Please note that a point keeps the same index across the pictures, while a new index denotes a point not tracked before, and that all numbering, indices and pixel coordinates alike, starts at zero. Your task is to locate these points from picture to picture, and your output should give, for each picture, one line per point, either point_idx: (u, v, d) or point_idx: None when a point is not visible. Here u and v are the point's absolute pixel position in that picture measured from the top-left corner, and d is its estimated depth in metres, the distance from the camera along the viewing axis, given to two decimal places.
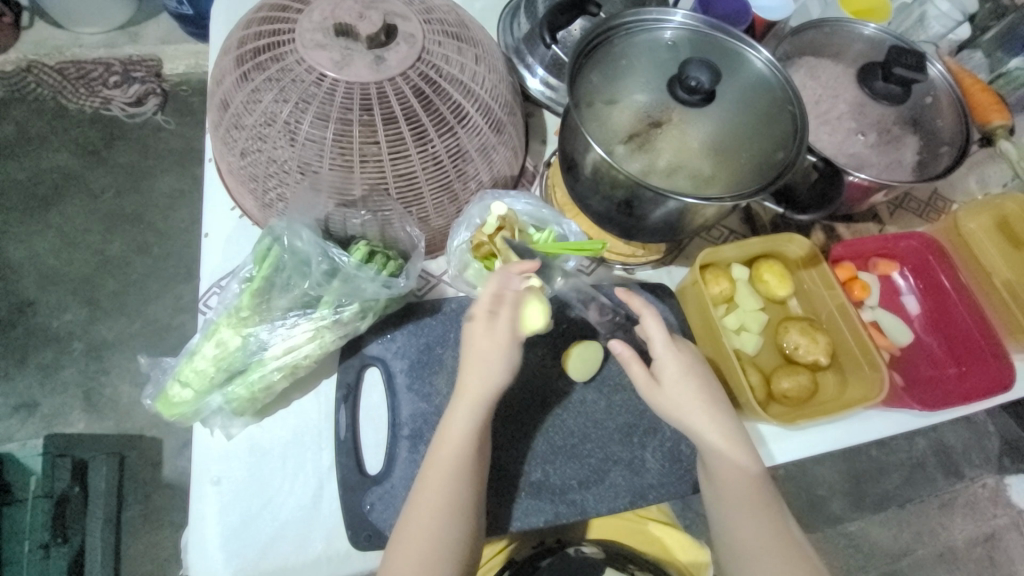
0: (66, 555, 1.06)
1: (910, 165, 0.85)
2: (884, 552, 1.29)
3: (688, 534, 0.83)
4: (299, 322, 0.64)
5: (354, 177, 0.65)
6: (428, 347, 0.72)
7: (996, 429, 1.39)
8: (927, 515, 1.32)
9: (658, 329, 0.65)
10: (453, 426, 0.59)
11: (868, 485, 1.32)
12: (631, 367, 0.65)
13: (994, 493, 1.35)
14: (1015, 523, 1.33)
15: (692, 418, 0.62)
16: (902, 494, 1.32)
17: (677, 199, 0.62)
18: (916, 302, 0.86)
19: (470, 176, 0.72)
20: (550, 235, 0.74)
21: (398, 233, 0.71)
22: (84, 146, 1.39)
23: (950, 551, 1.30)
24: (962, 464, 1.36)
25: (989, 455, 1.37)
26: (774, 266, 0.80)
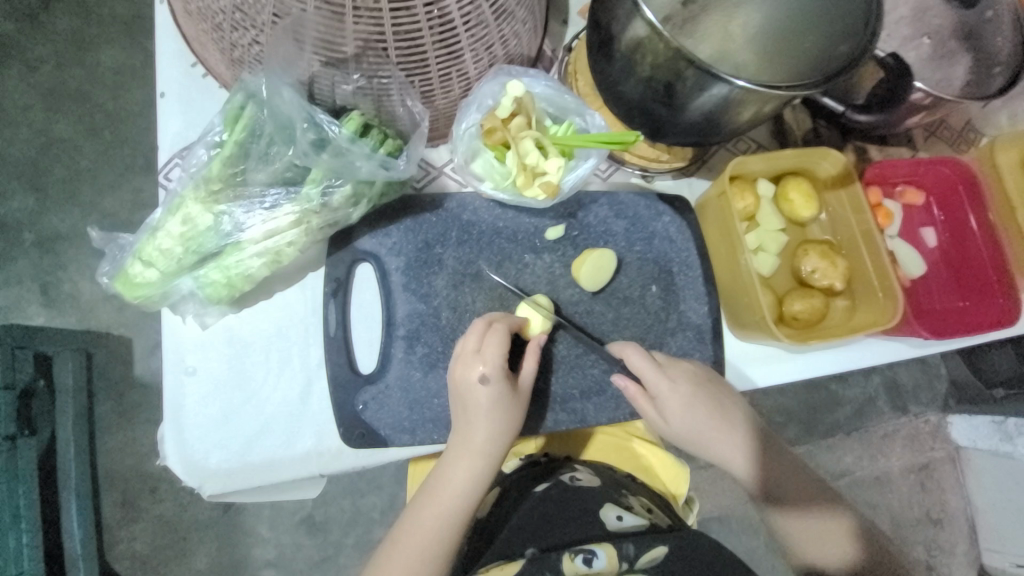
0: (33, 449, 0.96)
1: (961, 85, 0.77)
2: (824, 471, 1.32)
3: (673, 455, 0.85)
4: (280, 203, 0.56)
5: (344, 30, 0.52)
6: (427, 246, 0.65)
7: (947, 371, 1.36)
8: (870, 441, 1.34)
9: (644, 362, 0.65)
10: (453, 480, 0.59)
11: (821, 414, 1.33)
12: (637, 402, 0.66)
13: (935, 429, 1.36)
14: (949, 457, 1.37)
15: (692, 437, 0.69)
16: (850, 423, 1.34)
17: (727, 82, 0.53)
18: (934, 234, 0.83)
19: (485, 46, 0.60)
20: (570, 127, 0.65)
21: (396, 108, 0.61)
22: (19, 9, 1.17)
23: (884, 474, 1.34)
24: (909, 400, 1.36)
25: (935, 394, 1.36)
26: (802, 185, 0.75)
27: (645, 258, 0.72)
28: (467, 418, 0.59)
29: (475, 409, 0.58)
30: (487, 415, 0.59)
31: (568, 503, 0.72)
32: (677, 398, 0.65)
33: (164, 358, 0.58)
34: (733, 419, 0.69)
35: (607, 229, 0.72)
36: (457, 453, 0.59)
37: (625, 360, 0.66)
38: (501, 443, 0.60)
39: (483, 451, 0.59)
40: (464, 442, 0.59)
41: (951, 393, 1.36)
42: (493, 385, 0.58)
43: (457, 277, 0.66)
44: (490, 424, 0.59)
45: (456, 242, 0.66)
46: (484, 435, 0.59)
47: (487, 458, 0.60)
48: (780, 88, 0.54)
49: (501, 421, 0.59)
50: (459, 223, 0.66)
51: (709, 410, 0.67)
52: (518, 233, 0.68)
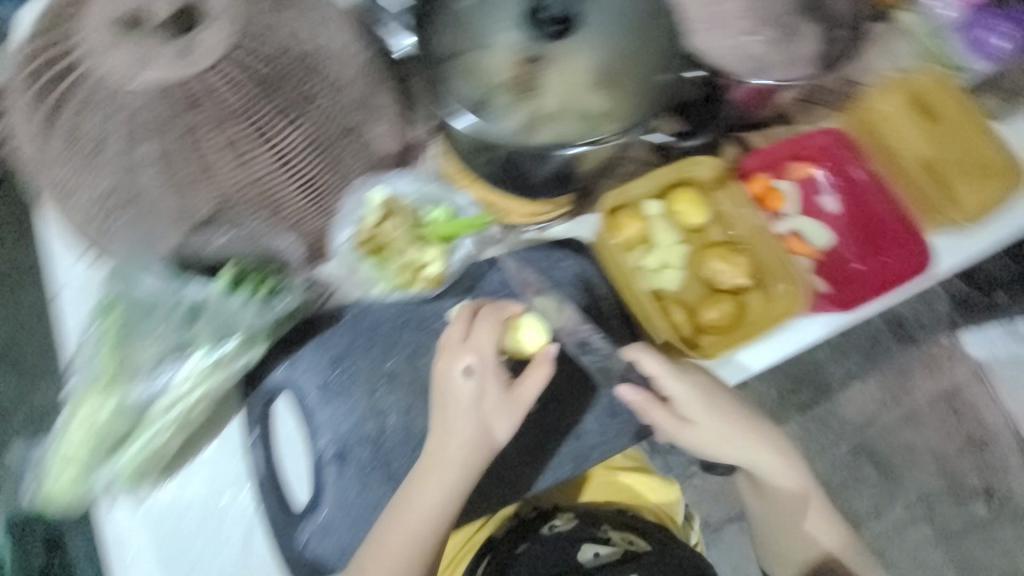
0: None
1: (809, 57, 0.77)
2: (850, 425, 1.35)
3: (659, 476, 0.87)
4: (173, 373, 0.59)
5: (196, 194, 0.56)
6: (337, 360, 0.67)
7: (942, 288, 1.36)
8: (888, 380, 1.36)
9: (659, 365, 0.69)
10: (432, 480, 0.59)
11: (830, 367, 1.36)
12: (650, 410, 0.71)
13: (950, 351, 1.36)
14: (973, 376, 1.35)
15: (701, 437, 0.74)
16: (863, 370, 1.36)
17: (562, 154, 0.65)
18: (835, 201, 0.83)
19: (342, 164, 0.64)
20: (442, 214, 0.69)
21: (271, 245, 0.62)
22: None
23: (916, 412, 1.35)
24: (916, 330, 1.36)
25: (941, 317, 1.36)
26: (688, 195, 0.77)
27: (553, 310, 0.73)
28: (458, 417, 0.60)
29: (458, 400, 0.60)
30: (457, 413, 0.60)
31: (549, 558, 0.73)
32: (706, 407, 0.72)
33: (108, 550, 0.60)
34: (719, 398, 0.73)
35: (510, 290, 0.74)
36: (444, 457, 0.60)
37: (640, 365, 0.69)
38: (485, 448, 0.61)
39: (462, 462, 0.60)
40: (451, 443, 0.60)
41: (956, 310, 1.36)
42: (485, 378, 0.61)
43: (373, 381, 0.67)
44: (470, 422, 0.60)
45: (364, 348, 0.68)
46: (460, 438, 0.60)
47: (472, 465, 0.60)
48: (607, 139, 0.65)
49: (481, 424, 0.60)
50: (362, 330, 0.68)
51: (726, 429, 0.74)
52: (421, 320, 0.70)
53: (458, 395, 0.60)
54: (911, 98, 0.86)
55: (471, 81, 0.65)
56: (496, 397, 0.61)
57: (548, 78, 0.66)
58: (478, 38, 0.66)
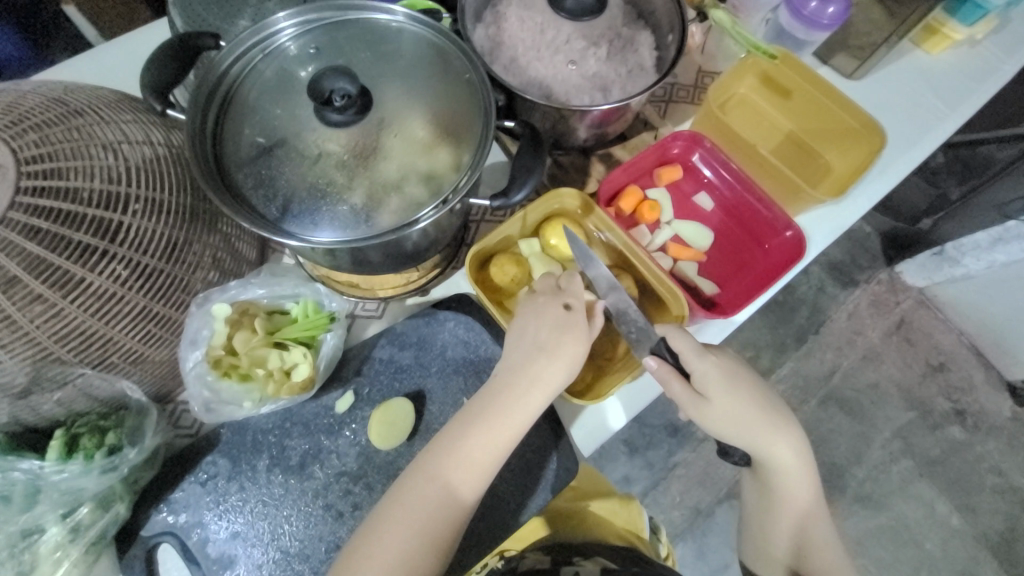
0: None
1: (650, 66, 0.78)
2: (815, 379, 1.40)
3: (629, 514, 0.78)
4: (29, 556, 0.55)
5: (3, 367, 0.52)
6: (217, 492, 0.62)
7: (872, 228, 1.49)
8: (839, 328, 1.43)
9: (688, 345, 0.66)
10: (454, 469, 0.58)
11: (785, 326, 1.42)
12: (671, 383, 0.66)
13: (891, 284, 1.46)
14: (919, 303, 1.45)
15: (735, 422, 0.67)
16: (815, 323, 1.43)
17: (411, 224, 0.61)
18: (707, 199, 0.84)
19: (174, 289, 0.60)
20: (298, 314, 0.65)
21: (112, 392, 0.58)
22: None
23: (871, 351, 1.43)
24: (853, 271, 1.46)
25: (874, 254, 1.47)
26: (559, 228, 0.76)
27: (446, 375, 0.71)
28: (513, 380, 0.62)
29: (561, 328, 0.64)
30: (532, 365, 0.62)
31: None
32: (722, 389, 0.67)
33: None
34: (735, 375, 0.68)
35: (396, 367, 0.71)
36: (472, 444, 0.59)
37: (670, 342, 0.66)
38: (513, 435, 0.61)
39: (488, 453, 0.59)
40: (485, 425, 0.60)
41: (888, 245, 1.47)
42: (558, 325, 0.64)
43: (262, 504, 0.63)
44: (549, 370, 0.62)
45: (246, 470, 0.63)
46: (551, 375, 0.62)
47: (498, 453, 0.60)
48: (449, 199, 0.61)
49: (539, 387, 0.62)
50: (242, 450, 0.64)
51: (766, 417, 0.68)
52: (302, 423, 0.66)
53: (556, 319, 0.64)
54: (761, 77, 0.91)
55: (300, 169, 0.60)
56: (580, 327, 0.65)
57: (388, 147, 0.62)
58: (293, 125, 0.61)
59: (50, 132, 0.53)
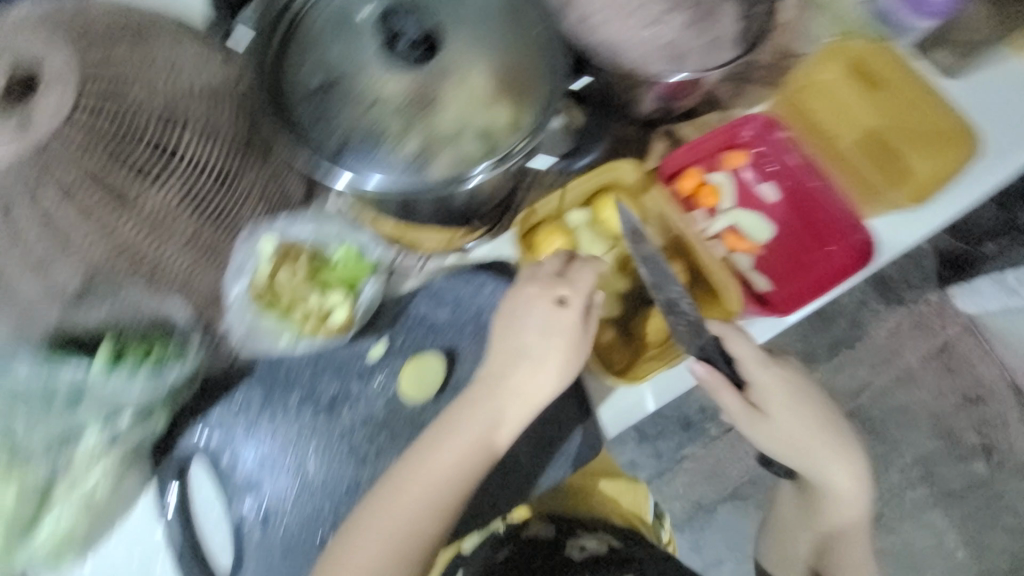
0: None
1: (731, 40, 0.71)
2: (841, 393, 1.34)
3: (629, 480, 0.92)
4: (73, 454, 0.56)
5: (60, 272, 0.53)
6: (252, 419, 0.64)
7: (930, 245, 1.36)
8: (877, 345, 1.35)
9: (747, 351, 0.66)
10: (429, 475, 0.59)
11: (817, 337, 1.36)
12: (722, 395, 0.68)
13: (941, 308, 1.35)
14: (967, 331, 1.34)
15: (796, 436, 0.69)
16: (851, 335, 1.36)
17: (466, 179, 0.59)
18: (772, 189, 0.79)
19: (227, 215, 0.61)
20: (345, 254, 0.65)
21: (161, 309, 0.59)
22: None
23: (907, 373, 1.35)
24: (902, 290, 1.36)
25: (928, 273, 1.35)
26: (611, 202, 0.74)
27: (479, 337, 0.70)
28: (489, 399, 0.62)
29: (552, 330, 0.63)
30: (511, 376, 0.63)
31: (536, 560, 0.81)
32: (784, 405, 0.68)
33: None
34: (802, 394, 0.70)
35: (428, 323, 0.70)
36: (449, 450, 0.60)
37: (728, 347, 0.66)
38: (489, 445, 0.61)
39: (462, 461, 0.60)
40: (457, 437, 0.60)
41: (943, 266, 1.36)
42: (540, 348, 0.63)
43: (290, 436, 0.64)
44: (524, 378, 0.63)
45: (280, 402, 0.65)
46: (539, 379, 0.62)
47: (473, 460, 0.60)
48: (512, 154, 0.58)
49: (526, 389, 0.63)
50: (276, 383, 0.65)
51: (820, 435, 0.70)
52: (332, 364, 0.67)
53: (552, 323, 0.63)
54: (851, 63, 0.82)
55: (355, 109, 0.59)
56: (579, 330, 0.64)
57: (448, 94, 0.60)
58: (355, 63, 0.59)
59: (113, 49, 0.54)
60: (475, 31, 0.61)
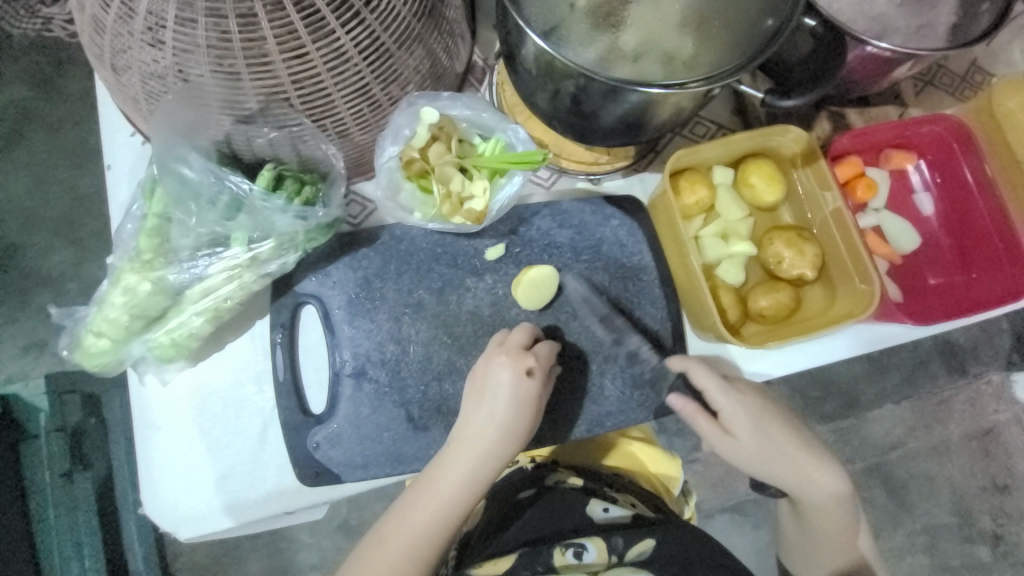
0: (90, 481, 1.05)
1: (945, 29, 0.63)
2: (872, 445, 1.21)
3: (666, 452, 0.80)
4: (211, 263, 0.58)
5: (243, 87, 0.54)
6: (366, 282, 0.66)
7: (1010, 324, 1.22)
8: (922, 411, 1.21)
9: (711, 380, 0.63)
10: (434, 495, 0.58)
11: (863, 385, 1.20)
12: (698, 420, 0.64)
13: (998, 390, 1.22)
14: (1018, 419, 1.23)
15: (750, 459, 0.65)
16: (899, 391, 1.21)
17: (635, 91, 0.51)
18: (929, 202, 0.76)
19: (396, 79, 0.60)
20: (496, 145, 0.64)
21: (315, 151, 0.61)
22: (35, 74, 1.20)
23: (944, 444, 1.22)
24: (967, 361, 1.22)
25: (998, 351, 1.22)
26: (763, 166, 0.69)
27: (592, 266, 0.70)
28: (493, 407, 0.59)
29: (513, 394, 0.59)
30: (515, 409, 0.59)
31: (554, 508, 0.70)
32: (752, 426, 0.64)
33: (134, 417, 0.62)
34: (753, 408, 0.65)
35: (550, 241, 0.69)
36: (450, 467, 0.58)
37: (692, 376, 0.64)
38: (494, 463, 0.59)
39: (467, 480, 0.58)
40: (472, 447, 0.59)
41: (1017, 347, 1.22)
42: (526, 383, 0.59)
43: (398, 309, 0.66)
44: (508, 415, 0.59)
45: (395, 274, 0.66)
46: (494, 432, 0.59)
47: (481, 477, 0.59)
48: (687, 84, 0.51)
49: (521, 422, 0.60)
50: (395, 255, 0.67)
51: (782, 446, 0.65)
52: (457, 256, 0.67)
53: (517, 386, 0.59)
54: None
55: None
56: (527, 395, 0.60)
57: (634, 16, 0.58)
58: None
59: None
60: None
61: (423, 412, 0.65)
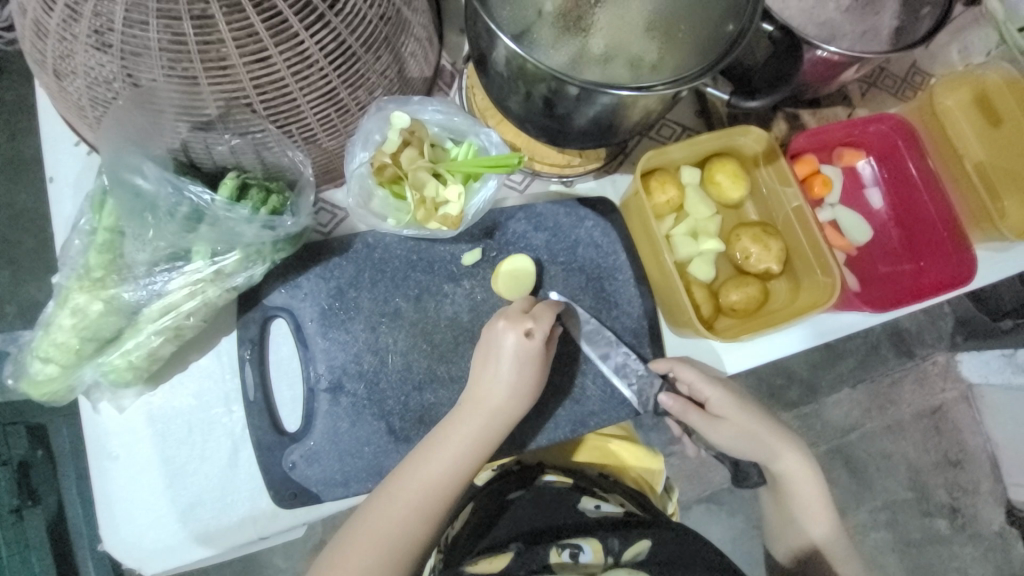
0: (39, 518, 0.94)
1: (887, 34, 0.68)
2: (834, 428, 1.27)
3: (647, 449, 0.82)
4: (170, 278, 0.55)
5: (201, 92, 0.51)
6: (339, 291, 0.64)
7: (952, 309, 1.31)
8: (878, 393, 1.29)
9: (694, 373, 0.65)
10: (436, 461, 0.56)
11: (823, 371, 1.26)
12: (687, 413, 0.66)
13: (944, 369, 1.31)
14: (962, 396, 1.33)
15: (742, 442, 0.67)
16: (856, 375, 1.28)
17: (606, 93, 0.52)
18: (879, 195, 0.80)
19: (364, 82, 0.58)
20: (469, 149, 0.64)
21: (281, 159, 0.59)
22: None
23: (898, 423, 1.30)
24: (914, 344, 1.30)
25: (942, 334, 1.31)
26: (727, 165, 0.71)
27: (568, 268, 0.70)
28: (496, 368, 0.58)
29: (510, 353, 0.58)
30: (519, 368, 0.58)
31: (547, 508, 0.70)
32: (734, 409, 0.66)
33: (89, 447, 0.58)
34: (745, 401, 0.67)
35: (527, 244, 0.69)
36: (455, 432, 0.57)
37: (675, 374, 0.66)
38: (501, 426, 0.58)
39: (474, 445, 0.57)
40: (481, 409, 0.58)
41: (958, 330, 1.31)
42: (533, 342, 0.58)
43: (374, 318, 0.64)
44: (515, 376, 0.58)
45: (369, 283, 0.65)
46: (499, 393, 0.58)
47: (488, 442, 0.58)
48: (655, 88, 0.52)
49: (527, 382, 0.58)
50: (370, 263, 0.65)
51: (761, 432, 0.67)
52: (435, 262, 0.66)
53: (514, 347, 0.58)
54: (976, 95, 0.78)
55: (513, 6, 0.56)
56: (531, 356, 0.58)
57: (598, 21, 0.58)
58: None
59: None
60: None
61: (405, 423, 0.63)
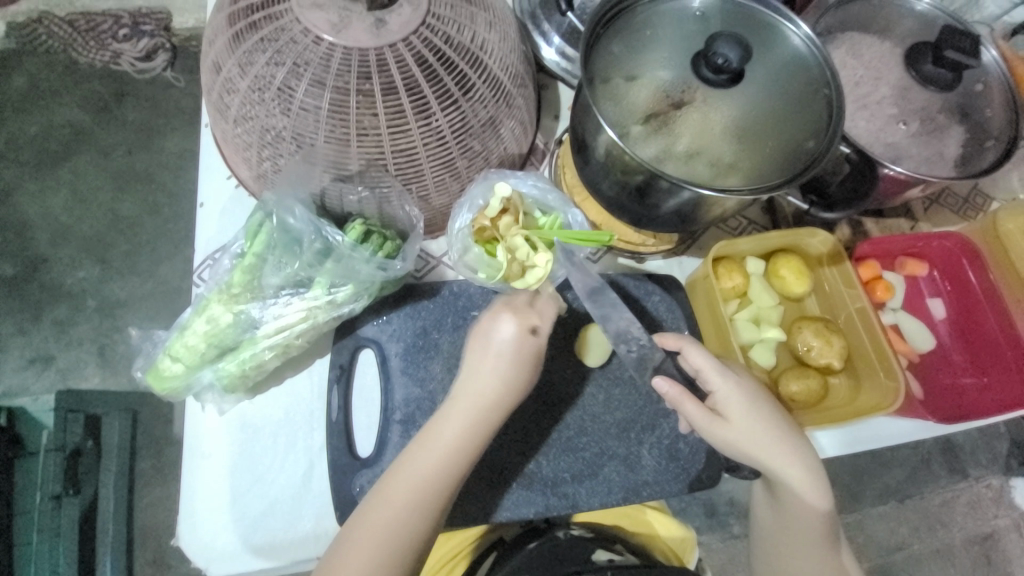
0: (77, 507, 1.08)
1: (953, 159, 0.72)
2: (876, 544, 1.20)
3: (678, 520, 0.81)
4: (291, 301, 0.62)
5: (350, 152, 0.62)
6: (424, 332, 0.69)
7: (1008, 430, 1.25)
8: (927, 511, 1.22)
9: (705, 360, 0.61)
10: (425, 453, 0.56)
11: (868, 479, 1.21)
12: (684, 404, 0.61)
13: (998, 494, 1.23)
14: (1017, 526, 1.23)
15: (754, 451, 0.60)
16: (903, 489, 1.21)
17: (692, 190, 0.59)
18: (942, 306, 0.83)
19: (476, 153, 0.68)
20: (556, 221, 0.71)
21: (396, 212, 0.68)
22: (94, 101, 1.32)
23: (947, 547, 1.21)
24: (967, 463, 1.24)
25: (997, 455, 1.24)
26: (793, 261, 0.76)
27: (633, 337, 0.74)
28: (489, 355, 0.59)
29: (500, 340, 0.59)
30: (512, 359, 0.59)
31: (561, 556, 0.68)
32: (744, 410, 0.61)
33: (185, 443, 0.64)
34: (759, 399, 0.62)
35: None
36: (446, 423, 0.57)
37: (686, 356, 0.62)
38: (500, 411, 0.58)
39: (456, 447, 0.56)
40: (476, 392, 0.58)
41: (1013, 453, 1.25)
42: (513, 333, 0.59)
43: (452, 360, 0.69)
44: (507, 363, 0.59)
45: (451, 327, 0.70)
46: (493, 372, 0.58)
47: (482, 427, 0.57)
48: (739, 191, 0.58)
49: (522, 374, 0.59)
50: (455, 310, 0.71)
51: (773, 434, 0.61)
52: None
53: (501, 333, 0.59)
54: None
55: (616, 105, 0.63)
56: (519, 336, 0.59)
57: (684, 119, 0.62)
58: (635, 68, 0.64)
59: None
60: (744, 75, 0.62)
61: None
